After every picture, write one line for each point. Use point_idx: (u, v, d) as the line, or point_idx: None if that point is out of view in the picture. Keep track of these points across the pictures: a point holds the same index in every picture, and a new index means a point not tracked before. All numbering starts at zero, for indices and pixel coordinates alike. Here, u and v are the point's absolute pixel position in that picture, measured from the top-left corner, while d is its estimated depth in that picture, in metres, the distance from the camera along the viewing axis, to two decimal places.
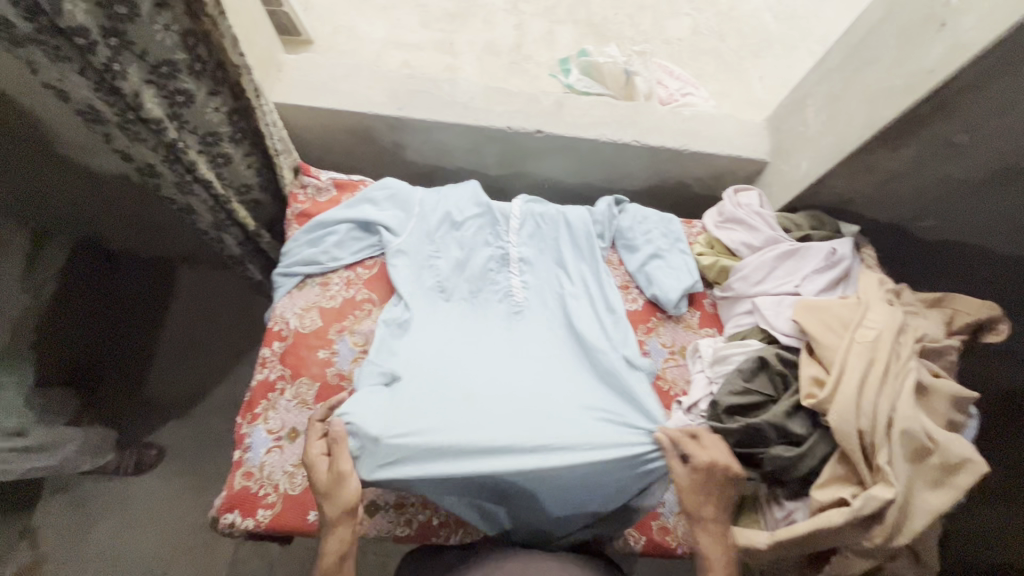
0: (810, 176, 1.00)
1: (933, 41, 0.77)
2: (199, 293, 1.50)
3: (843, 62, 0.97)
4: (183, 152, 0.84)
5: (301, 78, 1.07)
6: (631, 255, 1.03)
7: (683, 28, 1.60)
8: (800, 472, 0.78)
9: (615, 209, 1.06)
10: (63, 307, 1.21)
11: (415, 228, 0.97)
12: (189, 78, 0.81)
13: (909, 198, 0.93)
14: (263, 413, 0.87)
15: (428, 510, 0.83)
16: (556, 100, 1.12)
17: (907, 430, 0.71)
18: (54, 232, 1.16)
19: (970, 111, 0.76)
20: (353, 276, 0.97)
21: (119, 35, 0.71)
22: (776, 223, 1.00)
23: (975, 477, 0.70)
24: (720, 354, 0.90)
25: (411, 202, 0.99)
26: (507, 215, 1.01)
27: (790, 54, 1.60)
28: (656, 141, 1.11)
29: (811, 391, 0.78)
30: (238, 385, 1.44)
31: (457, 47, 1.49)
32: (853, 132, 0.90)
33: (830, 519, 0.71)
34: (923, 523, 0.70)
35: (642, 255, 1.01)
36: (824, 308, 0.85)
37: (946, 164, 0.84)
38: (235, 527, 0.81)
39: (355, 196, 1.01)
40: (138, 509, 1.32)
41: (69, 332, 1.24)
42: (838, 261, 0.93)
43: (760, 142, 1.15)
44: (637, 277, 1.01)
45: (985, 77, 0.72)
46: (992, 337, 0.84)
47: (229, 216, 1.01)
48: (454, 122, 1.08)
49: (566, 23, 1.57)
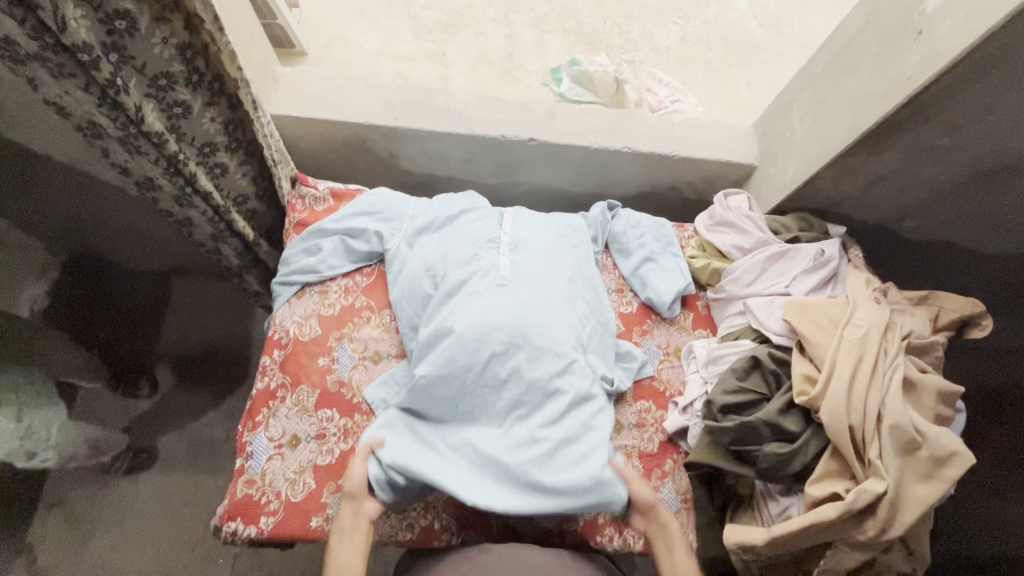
0: (798, 179, 1.03)
1: (911, 47, 0.80)
2: (194, 304, 1.49)
3: (826, 69, 1.00)
4: (184, 164, 0.85)
5: (297, 90, 1.09)
6: (628, 248, 1.05)
7: (671, 36, 1.63)
8: (794, 469, 0.79)
9: (608, 212, 1.09)
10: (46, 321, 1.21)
11: (409, 229, 1.00)
12: (186, 89, 0.83)
13: (892, 199, 0.96)
14: (264, 421, 0.88)
15: (429, 514, 0.85)
16: (548, 108, 1.14)
17: (897, 424, 0.73)
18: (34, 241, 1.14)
19: (951, 115, 0.79)
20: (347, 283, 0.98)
21: (118, 50, 0.73)
22: (765, 225, 1.02)
23: (963, 469, 0.72)
24: (714, 354, 0.92)
25: (402, 208, 1.02)
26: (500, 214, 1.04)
27: (776, 60, 1.63)
28: (647, 148, 1.13)
29: (803, 388, 0.80)
30: (236, 396, 1.45)
31: (449, 58, 1.51)
32: (838, 136, 0.92)
33: (825, 513, 0.73)
34: (914, 515, 0.72)
35: (640, 250, 1.04)
36: (813, 307, 0.87)
37: (927, 166, 0.87)
38: (237, 536, 0.82)
39: (350, 204, 1.03)
40: (133, 524, 1.32)
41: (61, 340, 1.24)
42: (826, 261, 0.95)
43: (748, 148, 1.17)
44: (631, 272, 1.03)
45: (958, 84, 0.75)
46: (976, 333, 0.87)
47: (227, 227, 1.02)
48: (450, 131, 1.10)
49: (557, 32, 1.60)
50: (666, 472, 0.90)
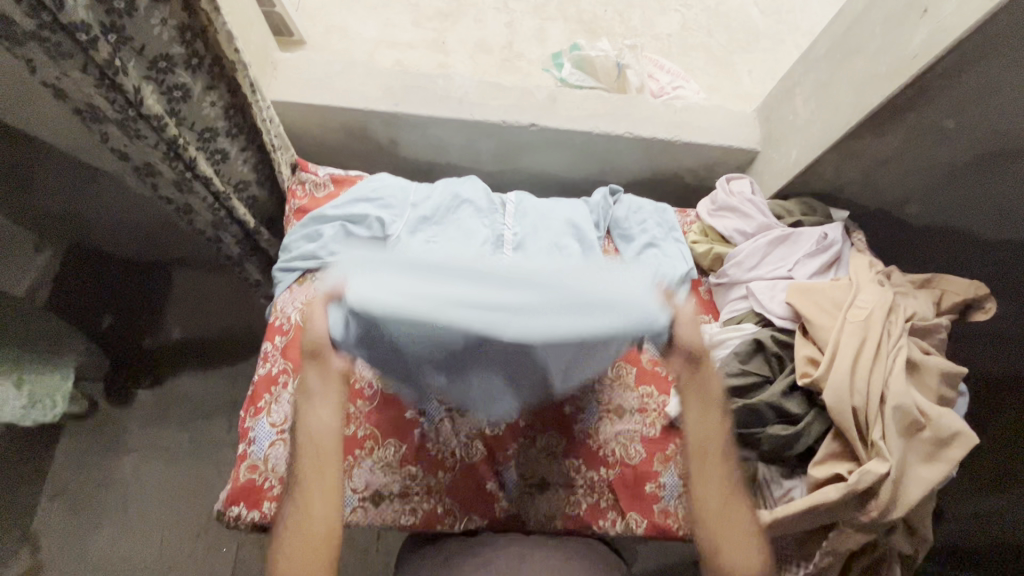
0: (800, 163, 1.02)
1: (915, 27, 0.79)
2: (196, 296, 1.49)
3: (829, 51, 0.99)
4: (183, 149, 0.84)
5: (296, 75, 1.08)
6: (630, 232, 1.04)
7: (673, 24, 1.62)
8: (796, 451, 0.80)
9: (608, 198, 1.08)
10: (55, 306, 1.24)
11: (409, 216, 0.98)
12: (186, 73, 0.82)
13: (896, 182, 0.95)
14: (266, 407, 0.88)
15: (432, 499, 0.85)
16: (549, 94, 1.13)
17: (900, 405, 0.73)
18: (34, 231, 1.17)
19: (955, 94, 0.78)
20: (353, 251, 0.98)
21: (118, 31, 0.72)
22: (768, 210, 1.02)
23: (966, 450, 0.72)
24: (716, 338, 0.92)
25: (403, 196, 1.01)
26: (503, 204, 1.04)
27: (777, 48, 1.62)
28: (649, 133, 1.12)
29: (806, 370, 0.80)
30: (237, 385, 1.44)
31: (449, 46, 1.50)
32: (841, 118, 0.92)
33: (827, 494, 0.73)
34: (916, 495, 0.72)
35: (641, 235, 1.03)
36: (817, 290, 0.87)
37: (932, 148, 0.87)
38: (241, 520, 0.82)
39: (350, 191, 1.03)
40: (136, 514, 1.32)
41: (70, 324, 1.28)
42: (829, 245, 0.95)
43: (750, 134, 1.17)
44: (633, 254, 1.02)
45: (964, 62, 0.74)
46: (980, 316, 0.86)
47: (228, 215, 1.02)
48: (451, 117, 1.09)
49: (558, 20, 1.58)
50: (669, 456, 0.90)
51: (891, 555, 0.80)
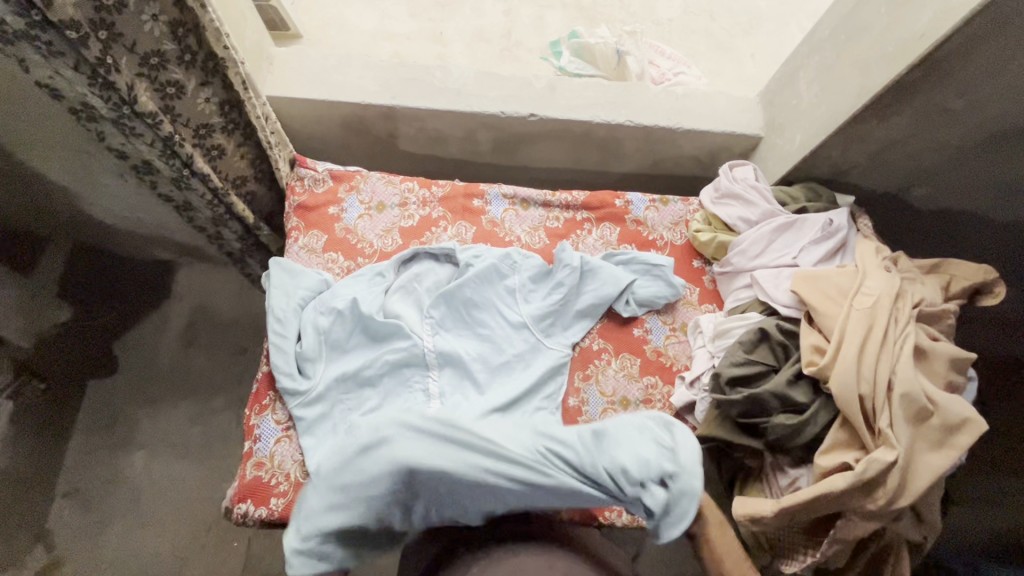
0: (804, 149, 1.00)
1: (923, 4, 0.77)
2: (200, 294, 1.49)
3: (833, 31, 0.96)
4: (179, 145, 0.83)
5: (291, 71, 1.07)
6: (563, 304, 0.95)
7: (674, 8, 1.59)
8: (802, 440, 0.79)
9: (508, 260, 0.98)
10: (78, 287, 1.33)
11: (311, 328, 0.89)
12: (178, 69, 0.81)
13: (902, 166, 0.94)
14: (271, 404, 0.89)
15: None
16: (548, 83, 1.12)
17: (907, 393, 0.72)
18: (47, 237, 1.25)
19: (962, 74, 0.77)
20: (353, 227, 1.03)
21: (108, 28, 0.70)
22: (772, 197, 1.00)
23: (975, 436, 0.71)
24: (721, 328, 0.91)
25: (308, 308, 0.92)
26: (383, 269, 0.96)
27: (780, 30, 1.59)
28: (650, 120, 1.11)
29: (812, 358, 0.79)
30: (243, 382, 1.45)
31: (446, 37, 1.48)
32: (846, 100, 0.90)
33: (834, 483, 0.72)
34: (925, 482, 0.71)
35: (580, 301, 0.96)
36: (822, 278, 0.86)
37: (940, 128, 0.85)
38: (248, 517, 0.83)
39: (307, 301, 0.93)
40: (149, 508, 1.33)
41: (91, 297, 1.37)
42: (835, 231, 0.94)
43: (753, 119, 1.15)
44: (624, 261, 1.01)
45: (976, 39, 0.72)
46: (990, 300, 0.85)
47: (228, 211, 1.00)
48: (448, 108, 1.08)
49: (557, 7, 1.56)
50: None
51: (899, 543, 0.80)
